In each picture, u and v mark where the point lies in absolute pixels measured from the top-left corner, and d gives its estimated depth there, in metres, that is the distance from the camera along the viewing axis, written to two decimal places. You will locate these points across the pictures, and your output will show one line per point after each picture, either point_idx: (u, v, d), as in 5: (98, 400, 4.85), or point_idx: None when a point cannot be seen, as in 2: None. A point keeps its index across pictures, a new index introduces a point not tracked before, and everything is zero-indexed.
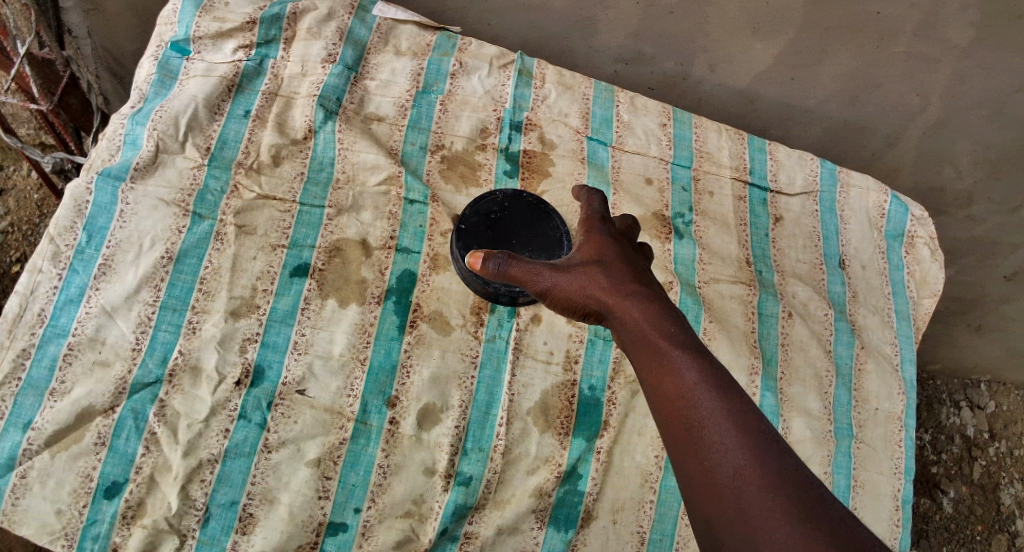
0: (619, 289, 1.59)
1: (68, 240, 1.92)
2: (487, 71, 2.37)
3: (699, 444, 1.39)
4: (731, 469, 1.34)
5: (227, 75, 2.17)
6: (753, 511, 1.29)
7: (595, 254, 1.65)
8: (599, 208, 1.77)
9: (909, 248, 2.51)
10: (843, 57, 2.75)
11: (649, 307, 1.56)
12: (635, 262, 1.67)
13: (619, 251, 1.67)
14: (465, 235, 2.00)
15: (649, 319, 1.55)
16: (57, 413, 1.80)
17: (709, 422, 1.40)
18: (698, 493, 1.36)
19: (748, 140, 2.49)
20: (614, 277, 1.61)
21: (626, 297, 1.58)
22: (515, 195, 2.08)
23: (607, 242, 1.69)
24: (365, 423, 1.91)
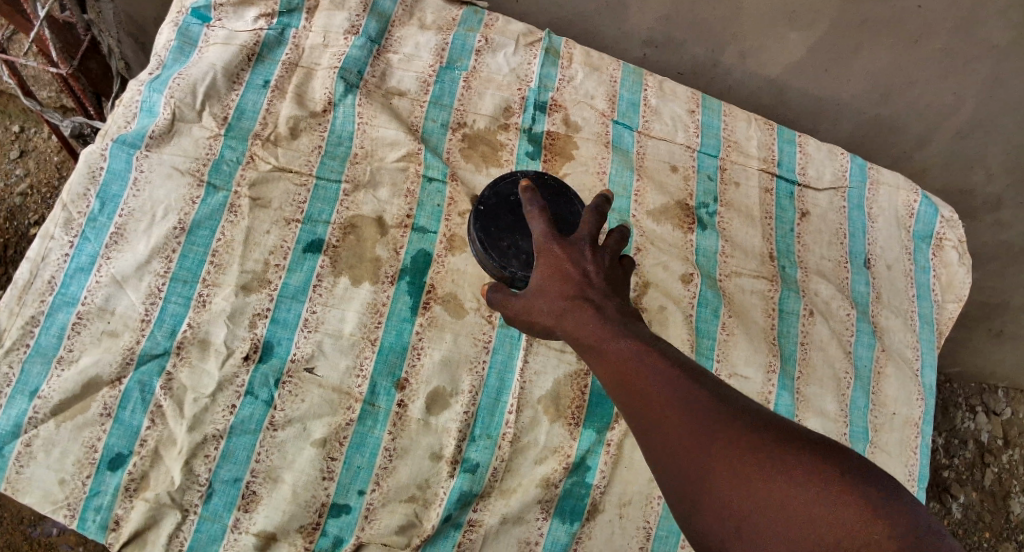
0: (561, 318, 1.57)
1: (80, 208, 1.89)
2: (513, 49, 2.30)
3: (679, 441, 1.37)
4: (714, 462, 1.34)
5: (247, 43, 2.12)
6: (746, 499, 1.31)
7: (546, 275, 1.61)
8: (543, 228, 1.64)
9: (936, 250, 2.43)
10: (878, 55, 2.59)
11: (600, 318, 1.54)
12: (586, 276, 1.60)
13: (565, 272, 1.60)
14: (483, 216, 1.95)
15: (603, 329, 1.52)
16: (64, 382, 1.77)
17: (681, 415, 1.39)
18: (686, 492, 1.35)
19: (778, 131, 2.42)
20: (552, 302, 1.58)
21: (572, 315, 1.56)
22: (536, 175, 2.01)
23: (559, 263, 1.61)
24: (373, 405, 1.87)
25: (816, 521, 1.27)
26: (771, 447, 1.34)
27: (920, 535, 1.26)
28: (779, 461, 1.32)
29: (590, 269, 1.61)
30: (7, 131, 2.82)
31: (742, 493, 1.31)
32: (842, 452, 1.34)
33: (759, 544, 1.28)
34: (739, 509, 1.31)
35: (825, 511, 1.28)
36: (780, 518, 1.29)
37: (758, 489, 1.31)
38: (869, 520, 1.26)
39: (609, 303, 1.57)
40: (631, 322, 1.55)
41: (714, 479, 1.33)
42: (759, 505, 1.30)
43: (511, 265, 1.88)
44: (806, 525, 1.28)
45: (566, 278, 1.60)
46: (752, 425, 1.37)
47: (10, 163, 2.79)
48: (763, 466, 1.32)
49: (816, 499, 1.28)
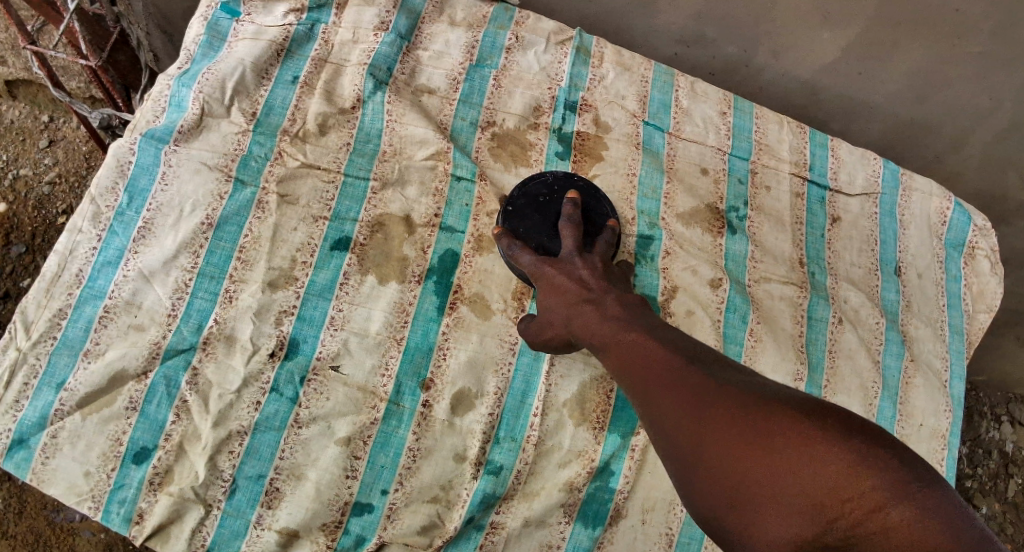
0: (570, 323, 1.67)
1: (109, 201, 1.89)
2: (544, 47, 2.29)
3: (672, 426, 1.40)
4: (705, 445, 1.36)
5: (277, 39, 2.11)
6: (738, 474, 1.33)
7: (546, 291, 1.74)
8: (531, 258, 1.80)
9: (968, 259, 2.40)
10: (915, 53, 2.52)
11: (600, 317, 1.61)
12: (580, 279, 1.72)
13: (561, 284, 1.72)
14: (511, 217, 1.96)
15: (602, 325, 1.60)
16: (90, 375, 1.78)
17: (673, 401, 1.42)
18: (684, 477, 1.38)
19: (811, 134, 2.38)
20: (556, 313, 1.70)
21: (573, 320, 1.66)
22: (565, 177, 2.02)
23: (552, 277, 1.75)
24: (397, 404, 1.86)
25: (805, 484, 1.28)
26: (759, 419, 1.34)
27: (907, 483, 1.27)
28: (766, 429, 1.33)
29: (583, 272, 1.74)
30: (37, 121, 2.83)
31: (734, 468, 1.33)
32: (830, 411, 1.34)
33: (756, 514, 1.30)
34: (731, 484, 1.33)
35: (813, 472, 1.28)
36: (770, 486, 1.30)
37: (749, 461, 1.32)
38: (857, 476, 1.26)
39: (607, 299, 1.65)
40: (627, 312, 1.61)
41: (707, 458, 1.35)
42: (751, 477, 1.32)
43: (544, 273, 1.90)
44: (795, 489, 1.29)
45: (562, 288, 1.72)
46: (741, 399, 1.37)
47: (39, 151, 2.81)
48: (752, 437, 1.33)
49: (804, 462, 1.29)
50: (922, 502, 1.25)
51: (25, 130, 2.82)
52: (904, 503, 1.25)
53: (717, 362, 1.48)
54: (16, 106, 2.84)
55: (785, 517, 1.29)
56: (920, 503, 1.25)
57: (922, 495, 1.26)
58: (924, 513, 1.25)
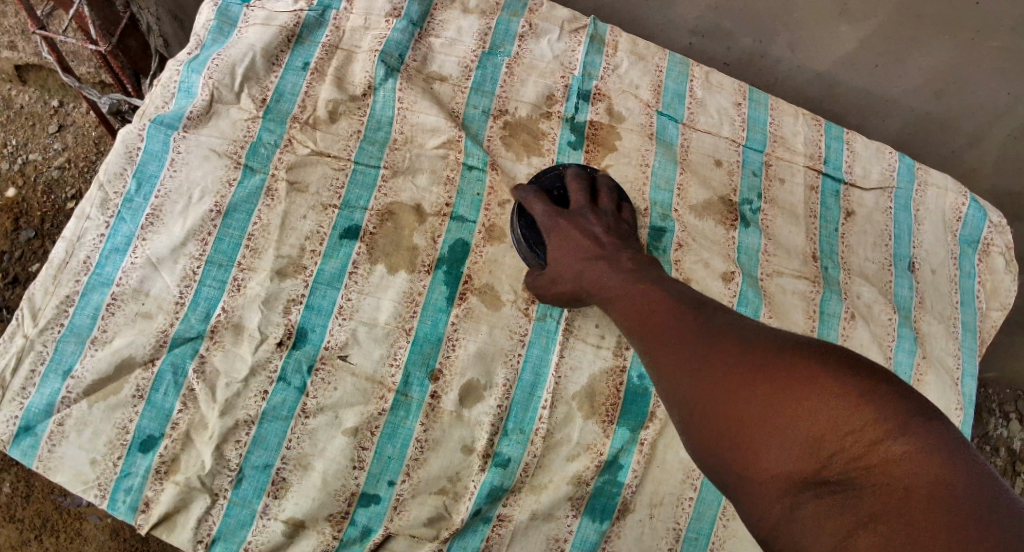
0: (581, 277, 1.73)
1: (117, 187, 1.87)
2: (558, 35, 2.26)
3: (681, 372, 1.42)
4: (709, 388, 1.37)
5: (287, 24, 2.09)
6: (739, 414, 1.31)
7: (559, 245, 1.79)
8: (544, 208, 1.85)
9: (983, 256, 2.37)
10: (935, 48, 2.46)
11: (613, 270, 1.69)
12: (593, 236, 1.78)
13: (575, 236, 1.79)
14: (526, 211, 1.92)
15: (617, 279, 1.67)
16: (97, 361, 1.76)
17: (682, 353, 1.45)
18: (690, 423, 1.38)
19: (826, 127, 2.36)
20: (570, 264, 1.76)
21: (584, 270, 1.73)
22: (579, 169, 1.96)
23: (565, 233, 1.80)
24: (406, 395, 1.85)
25: (803, 421, 1.25)
26: (760, 364, 1.32)
27: (908, 418, 1.20)
28: (765, 374, 1.31)
29: (596, 230, 1.80)
30: (46, 106, 2.82)
31: (733, 408, 1.32)
32: (835, 352, 1.29)
33: (755, 455, 1.28)
34: (733, 426, 1.32)
35: (812, 408, 1.24)
36: (766, 432, 1.28)
37: (747, 406, 1.31)
38: (854, 412, 1.22)
39: (620, 256, 1.72)
40: (643, 270, 1.67)
41: (708, 400, 1.36)
42: (748, 423, 1.30)
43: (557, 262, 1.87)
44: (790, 431, 1.26)
45: (575, 243, 1.78)
46: (747, 345, 1.38)
47: (49, 137, 2.80)
48: (752, 382, 1.32)
49: (799, 402, 1.26)
50: (924, 436, 1.18)
51: (35, 115, 2.81)
52: (904, 437, 1.18)
53: (737, 319, 1.48)
54: (26, 90, 2.82)
55: (782, 456, 1.26)
56: (921, 438, 1.18)
57: (925, 430, 1.19)
58: (925, 447, 1.18)
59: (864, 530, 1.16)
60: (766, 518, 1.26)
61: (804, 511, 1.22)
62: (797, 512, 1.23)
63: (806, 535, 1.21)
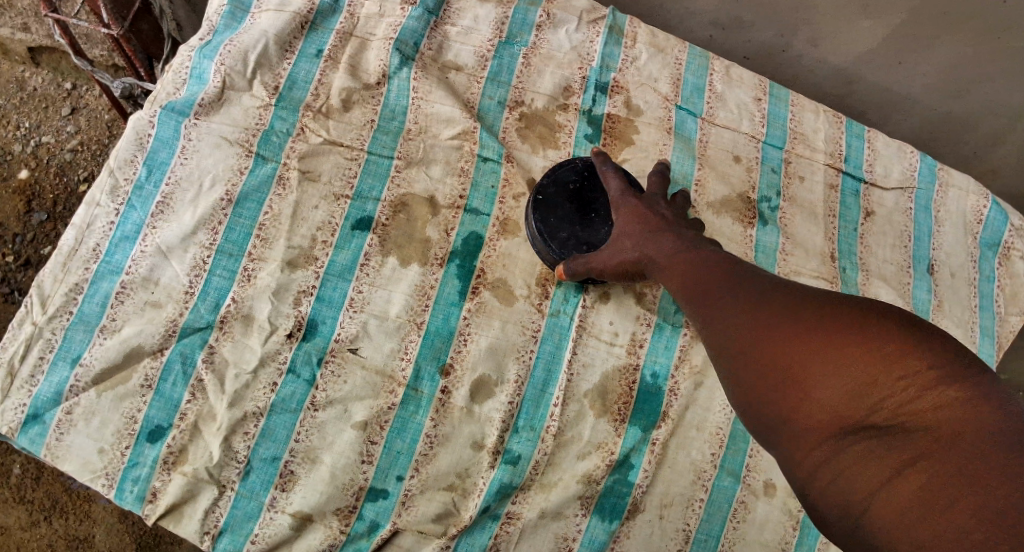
0: (645, 245, 1.67)
1: (127, 174, 1.85)
2: (576, 25, 2.22)
3: (726, 320, 1.39)
4: (755, 335, 1.33)
5: (301, 10, 2.05)
6: (786, 358, 1.27)
7: (626, 221, 1.74)
8: (618, 183, 1.81)
9: (1003, 260, 2.33)
10: (957, 45, 2.40)
11: (675, 238, 1.64)
12: (661, 214, 1.74)
13: (642, 210, 1.74)
14: (543, 206, 1.89)
15: (671, 244, 1.63)
16: (106, 350, 1.74)
17: (728, 306, 1.41)
18: (734, 370, 1.35)
19: (847, 125, 2.32)
20: (636, 235, 1.70)
21: (649, 239, 1.67)
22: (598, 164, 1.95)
23: (634, 209, 1.75)
24: (416, 390, 1.82)
25: (853, 367, 1.20)
26: (812, 309, 1.29)
27: (960, 368, 1.16)
28: (816, 325, 1.26)
29: (665, 211, 1.75)
30: (60, 88, 2.79)
31: (779, 353, 1.29)
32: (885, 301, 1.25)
33: (801, 400, 1.25)
34: (779, 372, 1.28)
35: (864, 353, 1.20)
36: (813, 379, 1.24)
37: (795, 354, 1.26)
38: (907, 359, 1.17)
39: (686, 232, 1.67)
40: (693, 236, 1.65)
41: (753, 346, 1.33)
42: (796, 371, 1.26)
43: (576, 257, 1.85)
44: (839, 378, 1.21)
45: (643, 217, 1.73)
46: (797, 295, 1.34)
47: (62, 119, 2.77)
48: (802, 330, 1.27)
49: (851, 352, 1.21)
50: (975, 386, 1.15)
51: (48, 97, 2.79)
52: (952, 386, 1.15)
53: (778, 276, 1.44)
54: (39, 72, 2.80)
55: (829, 402, 1.22)
56: (970, 386, 1.15)
57: (976, 381, 1.15)
58: (975, 396, 1.14)
59: (908, 473, 1.14)
60: (806, 463, 1.24)
61: (846, 455, 1.20)
62: (841, 457, 1.21)
63: (848, 479, 1.19)
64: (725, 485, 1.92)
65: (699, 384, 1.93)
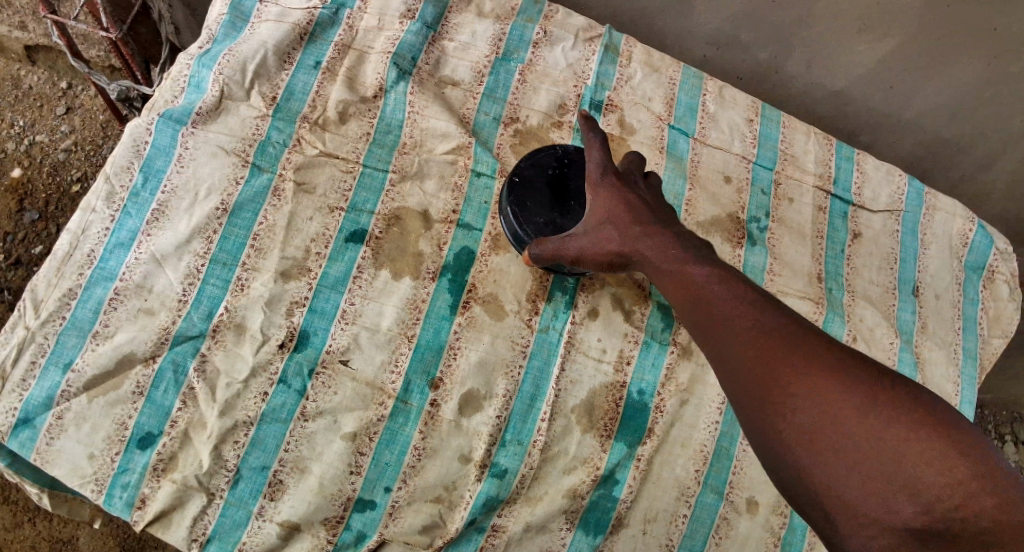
0: (636, 243, 1.64)
1: (123, 181, 1.86)
2: (572, 43, 2.25)
3: (766, 375, 1.36)
4: (802, 401, 1.32)
5: (301, 22, 2.08)
6: (837, 436, 1.29)
7: (610, 208, 1.68)
8: (601, 156, 1.73)
9: (987, 283, 2.37)
10: (951, 74, 2.43)
11: (673, 241, 1.62)
12: (645, 202, 1.71)
13: (627, 195, 1.70)
14: (518, 187, 1.90)
15: (675, 251, 1.61)
16: (97, 356, 1.75)
17: (769, 353, 1.37)
18: (775, 430, 1.33)
19: (837, 147, 2.35)
20: (625, 230, 1.65)
21: (646, 236, 1.64)
22: (576, 152, 1.95)
23: (620, 196, 1.69)
24: (405, 402, 1.84)
25: (903, 459, 1.27)
26: (860, 387, 1.31)
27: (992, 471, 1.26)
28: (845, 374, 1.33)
29: (646, 198, 1.73)
30: (55, 87, 2.81)
31: (830, 429, 1.29)
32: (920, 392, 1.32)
33: (851, 479, 1.28)
34: (828, 447, 1.29)
35: (914, 447, 1.27)
36: (866, 459, 1.28)
37: (847, 433, 1.29)
38: (951, 460, 1.26)
39: (679, 231, 1.66)
40: (686, 234, 1.65)
41: (799, 415, 1.32)
42: (846, 450, 1.28)
43: None
44: (890, 465, 1.27)
45: (629, 206, 1.68)
46: (838, 362, 1.34)
47: (56, 119, 2.79)
48: (854, 410, 1.29)
49: (905, 441, 1.27)
50: (1006, 489, 1.25)
51: (43, 96, 2.80)
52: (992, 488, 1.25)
53: (780, 301, 1.48)
54: (35, 71, 2.82)
55: (880, 489, 1.27)
56: (1003, 488, 1.25)
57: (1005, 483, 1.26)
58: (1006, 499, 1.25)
59: None
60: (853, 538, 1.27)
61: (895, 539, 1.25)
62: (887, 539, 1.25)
63: None
64: (708, 502, 1.94)
65: (685, 401, 1.96)
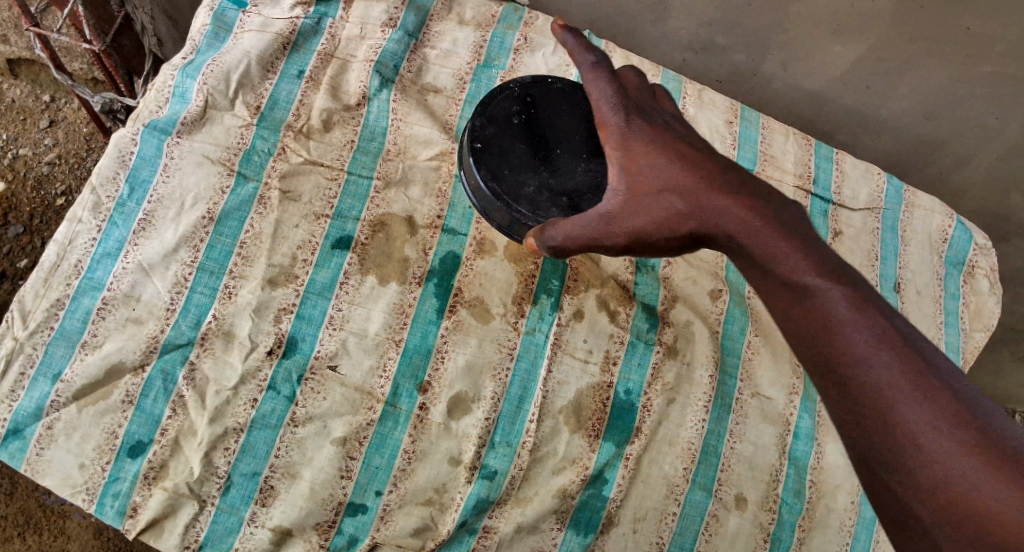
0: (711, 216, 1.39)
1: (109, 192, 1.87)
2: (552, 49, 2.28)
3: (872, 391, 1.20)
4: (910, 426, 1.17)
5: (283, 31, 2.10)
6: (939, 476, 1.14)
7: (658, 171, 1.43)
8: (611, 93, 1.52)
9: (967, 278, 2.41)
10: (926, 73, 2.48)
11: (767, 222, 1.37)
12: (696, 155, 1.46)
13: (669, 145, 1.46)
14: (487, 151, 1.74)
15: (798, 260, 1.34)
16: (86, 366, 1.76)
17: (882, 370, 1.20)
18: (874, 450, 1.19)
19: (815, 147, 2.39)
20: (692, 200, 1.40)
21: (740, 220, 1.38)
22: (533, 87, 1.81)
23: (663, 151, 1.45)
24: (394, 406, 1.86)
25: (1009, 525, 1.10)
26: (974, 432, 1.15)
27: None
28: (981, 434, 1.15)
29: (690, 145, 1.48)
30: (38, 100, 2.82)
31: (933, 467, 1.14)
32: None
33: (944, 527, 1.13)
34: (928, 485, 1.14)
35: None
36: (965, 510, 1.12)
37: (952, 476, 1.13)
38: None
39: (772, 202, 1.41)
40: (799, 225, 1.39)
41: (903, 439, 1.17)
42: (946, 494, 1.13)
43: (552, 212, 1.70)
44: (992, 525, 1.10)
45: (687, 169, 1.43)
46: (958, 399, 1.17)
47: (39, 132, 2.79)
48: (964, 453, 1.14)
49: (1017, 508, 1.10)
50: None
51: (26, 110, 2.81)
52: None
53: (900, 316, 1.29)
54: (17, 84, 2.82)
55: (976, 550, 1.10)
56: None
57: None
58: None
59: None
60: None
61: None
62: None
63: None
64: (697, 499, 1.96)
65: (671, 400, 1.98)
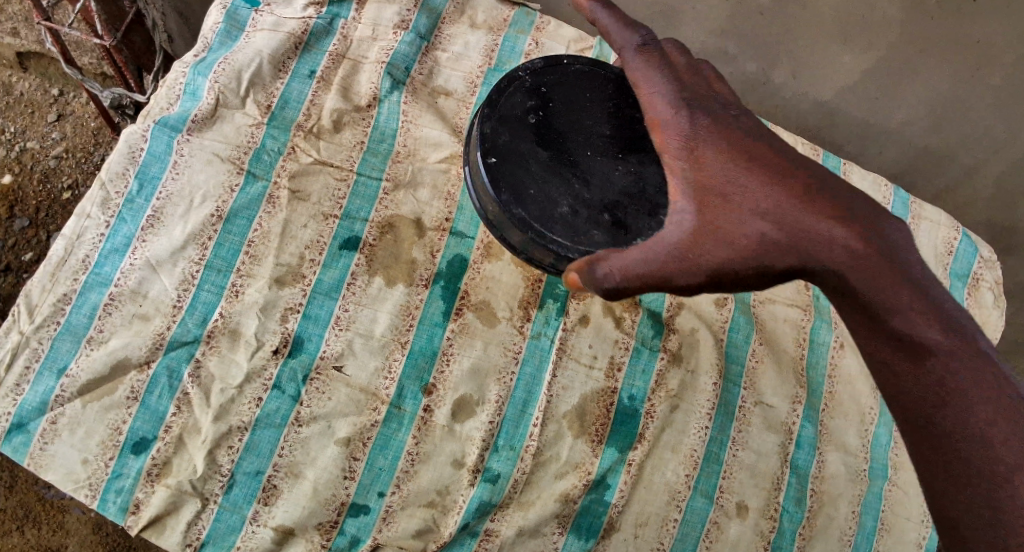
0: (800, 240, 1.33)
1: (118, 188, 1.88)
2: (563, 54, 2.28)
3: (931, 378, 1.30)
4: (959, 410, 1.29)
5: (296, 31, 2.10)
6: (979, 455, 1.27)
7: (732, 191, 1.36)
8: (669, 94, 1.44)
9: (972, 290, 2.40)
10: (933, 81, 2.48)
11: (857, 238, 1.33)
12: (769, 163, 1.38)
13: (739, 154, 1.38)
14: (508, 163, 1.67)
15: (889, 275, 1.33)
16: (92, 362, 1.77)
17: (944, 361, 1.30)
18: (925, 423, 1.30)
19: (823, 157, 2.40)
20: (781, 225, 1.34)
21: (831, 243, 1.33)
22: (542, 75, 1.73)
23: (734, 165, 1.37)
24: (399, 407, 1.86)
25: None
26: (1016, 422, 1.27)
27: None
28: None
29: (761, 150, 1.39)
30: (46, 94, 2.82)
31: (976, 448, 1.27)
32: None
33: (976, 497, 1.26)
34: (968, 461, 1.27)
35: None
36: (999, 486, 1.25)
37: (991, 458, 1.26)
38: None
39: (856, 210, 1.36)
40: (892, 238, 1.35)
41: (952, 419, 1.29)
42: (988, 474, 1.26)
43: (595, 233, 1.65)
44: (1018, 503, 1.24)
45: (767, 186, 1.36)
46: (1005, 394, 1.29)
47: (48, 125, 2.80)
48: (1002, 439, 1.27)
49: None
50: None
51: (35, 103, 2.81)
52: None
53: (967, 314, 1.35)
54: (26, 78, 2.83)
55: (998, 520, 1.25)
56: None
57: None
58: None
59: None
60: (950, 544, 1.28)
61: None
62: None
63: None
64: (699, 506, 1.97)
65: (675, 407, 1.98)
